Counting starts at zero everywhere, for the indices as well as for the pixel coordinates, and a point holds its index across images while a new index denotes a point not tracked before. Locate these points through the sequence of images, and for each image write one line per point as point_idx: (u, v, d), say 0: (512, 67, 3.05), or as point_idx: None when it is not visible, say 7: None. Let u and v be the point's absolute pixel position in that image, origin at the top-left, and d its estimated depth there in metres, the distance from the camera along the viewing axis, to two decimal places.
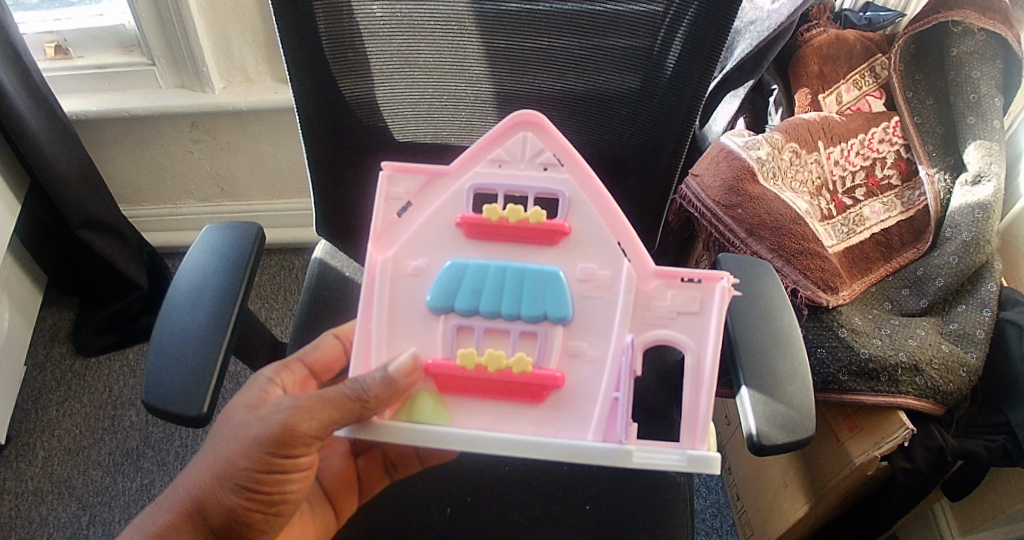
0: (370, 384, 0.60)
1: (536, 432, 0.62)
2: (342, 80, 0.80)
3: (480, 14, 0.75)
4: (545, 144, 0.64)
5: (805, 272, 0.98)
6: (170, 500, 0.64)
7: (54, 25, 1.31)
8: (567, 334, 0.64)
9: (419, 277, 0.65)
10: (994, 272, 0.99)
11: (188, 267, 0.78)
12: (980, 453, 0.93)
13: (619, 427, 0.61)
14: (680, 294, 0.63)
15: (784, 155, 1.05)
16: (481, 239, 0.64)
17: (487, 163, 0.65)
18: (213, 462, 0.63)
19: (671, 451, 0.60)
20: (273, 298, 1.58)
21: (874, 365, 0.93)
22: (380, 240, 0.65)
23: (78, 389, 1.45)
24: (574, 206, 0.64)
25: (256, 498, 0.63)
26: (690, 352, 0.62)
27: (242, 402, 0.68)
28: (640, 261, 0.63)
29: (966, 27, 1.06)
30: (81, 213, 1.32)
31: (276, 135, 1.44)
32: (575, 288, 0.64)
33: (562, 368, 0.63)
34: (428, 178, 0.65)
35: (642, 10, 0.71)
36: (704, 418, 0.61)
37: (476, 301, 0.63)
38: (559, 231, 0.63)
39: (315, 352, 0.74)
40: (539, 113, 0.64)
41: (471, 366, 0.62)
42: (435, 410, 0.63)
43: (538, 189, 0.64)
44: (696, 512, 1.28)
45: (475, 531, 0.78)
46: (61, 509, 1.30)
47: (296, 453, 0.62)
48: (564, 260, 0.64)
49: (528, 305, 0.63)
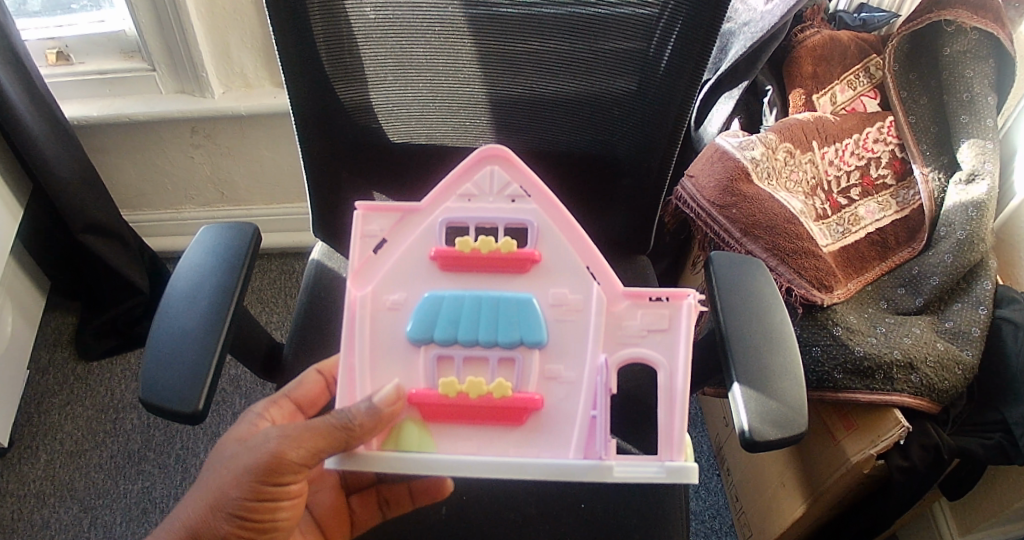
0: (355, 414, 0.59)
1: (519, 455, 0.62)
2: (338, 83, 0.81)
3: (471, 18, 0.75)
4: (512, 177, 0.66)
5: (799, 271, 0.99)
6: (167, 530, 0.65)
7: (55, 32, 1.32)
8: (544, 358, 0.64)
9: (398, 310, 0.65)
10: (988, 270, 0.99)
11: (186, 267, 0.78)
12: (976, 451, 0.92)
13: (598, 443, 0.62)
14: (649, 313, 0.64)
15: (778, 155, 1.05)
16: (455, 270, 0.65)
17: (457, 198, 0.66)
18: (206, 492, 0.63)
19: (650, 464, 0.60)
20: (273, 302, 1.59)
21: (869, 362, 0.93)
22: (358, 277, 0.66)
23: (80, 392, 1.46)
24: (543, 236, 0.65)
25: (248, 527, 0.64)
26: (662, 369, 0.63)
27: (232, 435, 0.68)
28: (609, 283, 0.65)
29: (958, 26, 1.07)
30: (83, 218, 1.33)
31: (276, 141, 1.45)
32: (549, 313, 0.65)
33: (541, 392, 0.64)
34: (401, 215, 0.66)
35: (633, 13, 0.72)
36: (679, 432, 0.61)
37: (454, 331, 0.64)
38: (530, 259, 0.64)
39: (300, 389, 0.74)
40: (506, 148, 0.66)
41: (453, 395, 0.62)
42: (420, 438, 0.62)
43: (507, 221, 0.66)
44: (695, 514, 1.28)
45: (470, 532, 0.78)
46: (63, 511, 1.30)
47: (283, 481, 0.62)
48: (536, 286, 0.65)
49: (504, 332, 0.63)
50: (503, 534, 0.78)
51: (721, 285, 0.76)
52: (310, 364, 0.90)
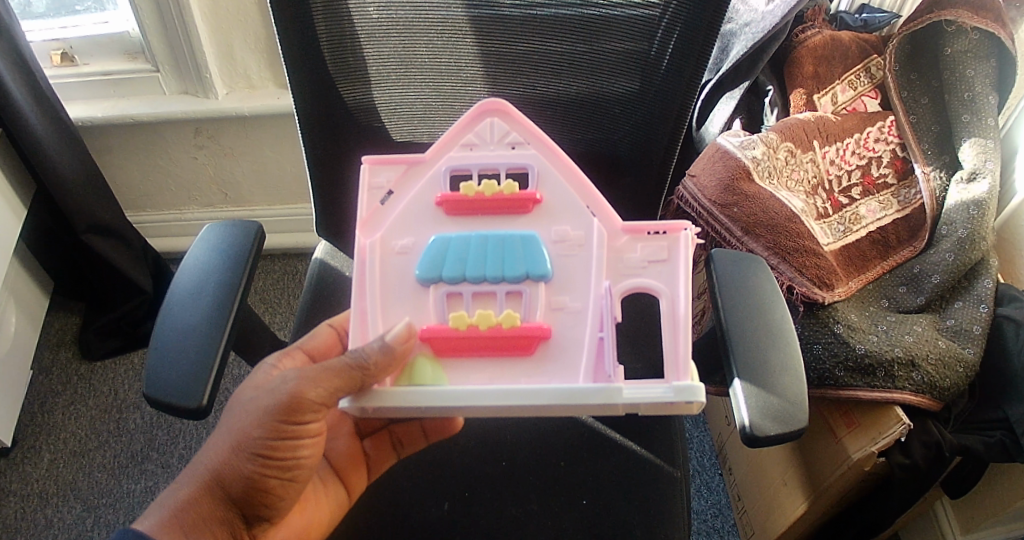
0: (369, 352, 0.60)
1: (530, 383, 0.63)
2: (341, 84, 0.81)
3: (474, 19, 0.76)
4: (510, 126, 0.70)
5: (800, 269, 0.99)
6: (191, 474, 0.65)
7: (60, 33, 1.33)
8: (550, 291, 0.66)
9: (406, 254, 0.68)
10: (990, 269, 1.00)
11: (190, 264, 0.79)
12: (977, 448, 0.92)
13: (607, 366, 0.63)
14: (648, 245, 0.66)
15: (779, 155, 1.06)
16: (460, 214, 0.69)
17: (459, 147, 0.70)
18: (229, 435, 0.64)
19: (656, 386, 0.60)
20: (276, 302, 1.60)
21: (870, 360, 0.94)
22: (367, 226, 0.68)
23: (84, 392, 1.47)
24: (543, 178, 0.69)
25: (271, 465, 0.64)
26: (664, 298, 0.64)
27: (250, 384, 0.69)
28: (608, 219, 0.67)
29: (959, 26, 1.07)
30: (87, 217, 1.33)
31: (278, 142, 1.46)
32: (552, 249, 0.67)
33: (548, 322, 0.65)
34: (406, 166, 0.69)
35: (635, 14, 0.72)
36: (685, 357, 0.62)
37: (462, 269, 0.66)
38: (531, 200, 0.68)
39: (311, 340, 0.75)
40: (503, 101, 0.70)
41: (463, 327, 0.64)
42: (434, 373, 0.63)
43: (508, 166, 0.70)
44: (696, 512, 1.28)
45: (473, 524, 0.78)
46: (66, 511, 1.31)
47: (303, 419, 0.63)
48: (538, 225, 0.68)
49: (510, 266, 0.66)
50: (506, 528, 0.78)
51: (720, 281, 0.76)
52: None
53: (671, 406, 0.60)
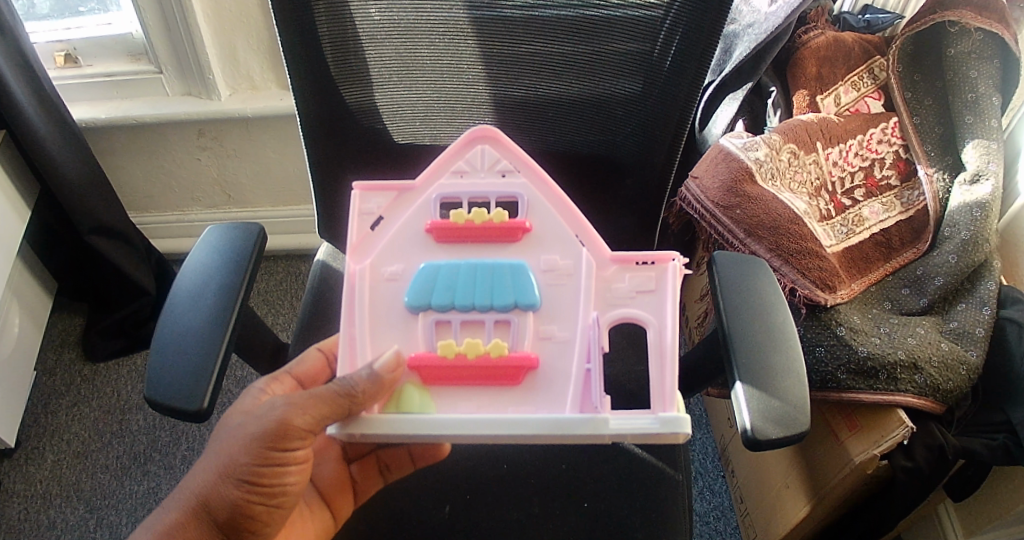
0: (358, 380, 0.61)
1: (517, 412, 0.64)
2: (343, 86, 0.81)
3: (476, 21, 0.76)
4: (501, 154, 0.71)
5: (803, 272, 0.99)
6: (176, 500, 0.65)
7: (64, 34, 1.33)
8: (538, 320, 0.67)
9: (396, 281, 0.68)
10: (993, 271, 0.99)
11: (191, 267, 0.79)
12: (980, 452, 0.92)
13: (594, 396, 0.63)
14: (636, 275, 0.67)
15: (782, 156, 1.05)
16: (450, 242, 0.69)
17: (450, 175, 0.71)
18: (215, 460, 0.64)
19: (643, 417, 0.60)
20: (279, 302, 1.60)
21: (873, 363, 0.93)
22: (357, 251, 0.69)
23: (87, 393, 1.47)
24: (533, 207, 0.70)
25: (258, 491, 0.64)
26: (652, 328, 0.66)
27: (239, 409, 0.69)
28: (597, 249, 0.68)
29: (962, 26, 1.06)
30: (90, 220, 1.34)
31: (281, 143, 1.46)
32: (540, 278, 0.68)
33: (536, 351, 0.66)
34: (397, 193, 0.71)
35: (637, 15, 0.72)
36: (672, 390, 0.63)
37: (451, 297, 0.67)
38: (521, 228, 0.68)
39: (300, 365, 0.75)
40: (494, 129, 0.71)
41: (451, 356, 0.65)
42: (422, 401, 0.64)
43: (498, 194, 0.71)
44: (698, 514, 1.28)
45: (473, 527, 0.78)
46: (70, 512, 1.31)
47: (291, 446, 0.63)
48: (528, 254, 0.69)
49: (499, 295, 0.66)
50: (507, 533, 0.78)
51: (717, 284, 0.76)
52: None
53: (657, 437, 0.60)
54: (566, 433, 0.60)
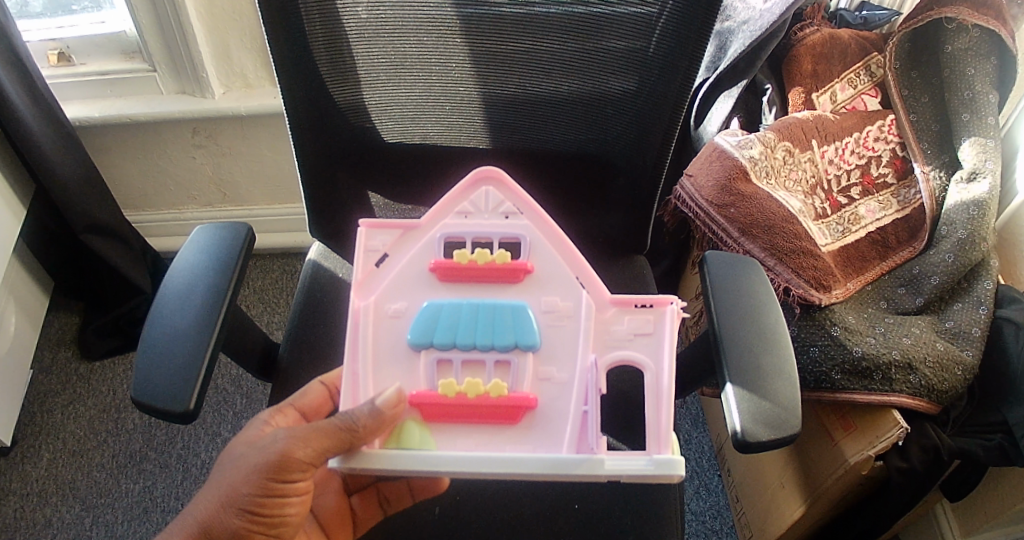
0: (359, 415, 0.60)
1: (514, 451, 0.63)
2: (332, 85, 0.80)
3: (465, 19, 0.75)
4: (505, 196, 0.71)
5: (797, 270, 0.98)
6: (178, 526, 0.65)
7: (56, 33, 1.33)
8: (538, 361, 0.67)
9: (399, 318, 0.68)
10: (989, 270, 0.98)
11: (179, 267, 0.78)
12: (976, 452, 0.91)
13: (591, 439, 0.63)
14: (635, 318, 0.67)
15: (777, 154, 1.04)
16: (453, 281, 0.69)
17: (454, 215, 0.71)
18: (218, 488, 0.64)
19: (639, 458, 0.60)
20: (274, 301, 1.60)
21: (867, 363, 0.93)
22: (361, 288, 0.69)
23: (83, 392, 1.47)
24: (535, 248, 0.69)
25: (259, 521, 0.64)
26: (648, 372, 0.65)
27: (244, 438, 0.68)
28: (597, 291, 0.68)
29: (959, 23, 1.06)
30: (84, 218, 1.33)
31: (275, 141, 1.46)
32: (541, 319, 0.68)
33: (534, 392, 0.65)
34: (402, 231, 0.70)
35: (630, 12, 0.71)
36: (666, 430, 0.62)
37: (452, 335, 0.66)
38: (522, 269, 0.68)
39: (304, 398, 0.73)
40: (499, 170, 0.71)
41: (451, 394, 0.64)
42: (422, 437, 0.63)
43: (501, 235, 0.71)
44: (695, 513, 1.27)
45: (464, 532, 0.78)
46: (65, 510, 1.31)
47: (291, 478, 0.63)
48: (529, 295, 0.68)
49: (500, 335, 0.66)
50: (496, 536, 0.78)
51: (709, 285, 0.75)
52: (309, 361, 0.91)
53: (650, 478, 0.60)
54: (560, 473, 0.59)
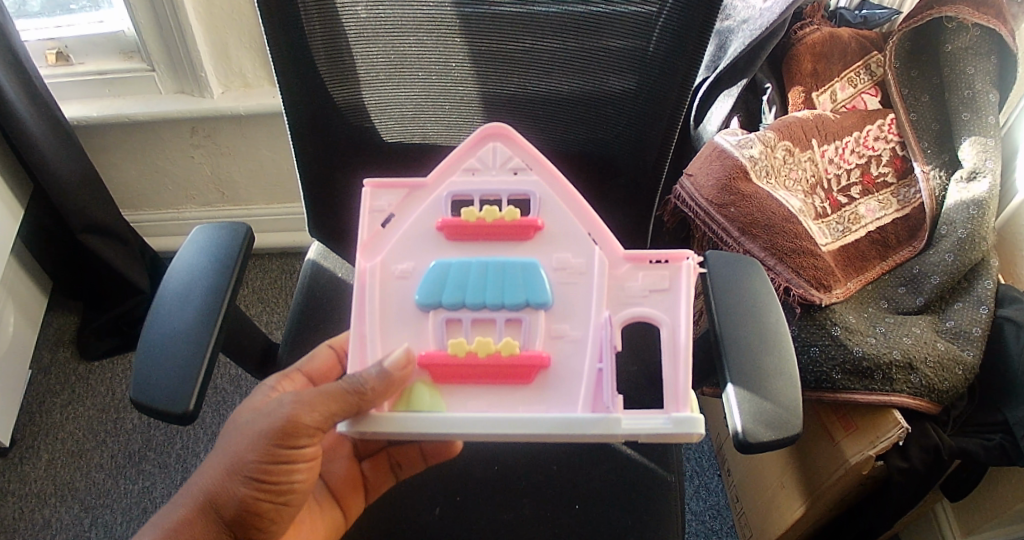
0: (367, 377, 0.60)
1: (528, 410, 0.63)
2: (331, 85, 0.80)
3: (465, 18, 0.75)
4: (513, 152, 0.70)
5: (797, 270, 0.98)
6: (184, 496, 0.64)
7: (54, 32, 1.32)
8: (550, 318, 0.66)
9: (407, 279, 0.68)
10: (989, 269, 0.98)
11: (178, 267, 0.78)
12: (975, 451, 0.91)
13: (606, 397, 0.63)
14: (649, 274, 0.66)
15: (777, 154, 1.04)
16: (462, 239, 0.68)
17: (461, 172, 0.70)
18: (224, 456, 0.63)
19: (656, 416, 0.60)
20: (273, 301, 1.60)
21: (868, 362, 0.92)
22: (367, 249, 0.68)
23: (82, 392, 1.46)
24: (544, 204, 0.69)
25: (266, 489, 0.63)
26: (664, 327, 0.65)
27: (247, 405, 0.68)
28: (610, 247, 0.67)
29: (960, 22, 1.05)
30: (83, 217, 1.33)
31: (274, 141, 1.45)
32: (553, 277, 0.67)
33: (547, 350, 0.65)
34: (408, 190, 0.70)
35: (630, 12, 0.71)
36: (684, 387, 0.62)
37: (461, 295, 0.66)
38: (532, 226, 0.68)
39: (311, 362, 0.75)
40: (506, 126, 0.70)
41: (461, 354, 0.64)
42: (433, 399, 0.63)
43: (509, 192, 0.70)
44: (695, 514, 1.27)
45: (465, 530, 0.78)
46: (64, 511, 1.31)
47: (299, 444, 0.63)
48: (539, 252, 0.68)
49: (510, 294, 0.66)
50: (497, 534, 0.77)
51: (710, 283, 0.75)
52: None
53: (669, 436, 0.60)
54: (577, 432, 0.60)
